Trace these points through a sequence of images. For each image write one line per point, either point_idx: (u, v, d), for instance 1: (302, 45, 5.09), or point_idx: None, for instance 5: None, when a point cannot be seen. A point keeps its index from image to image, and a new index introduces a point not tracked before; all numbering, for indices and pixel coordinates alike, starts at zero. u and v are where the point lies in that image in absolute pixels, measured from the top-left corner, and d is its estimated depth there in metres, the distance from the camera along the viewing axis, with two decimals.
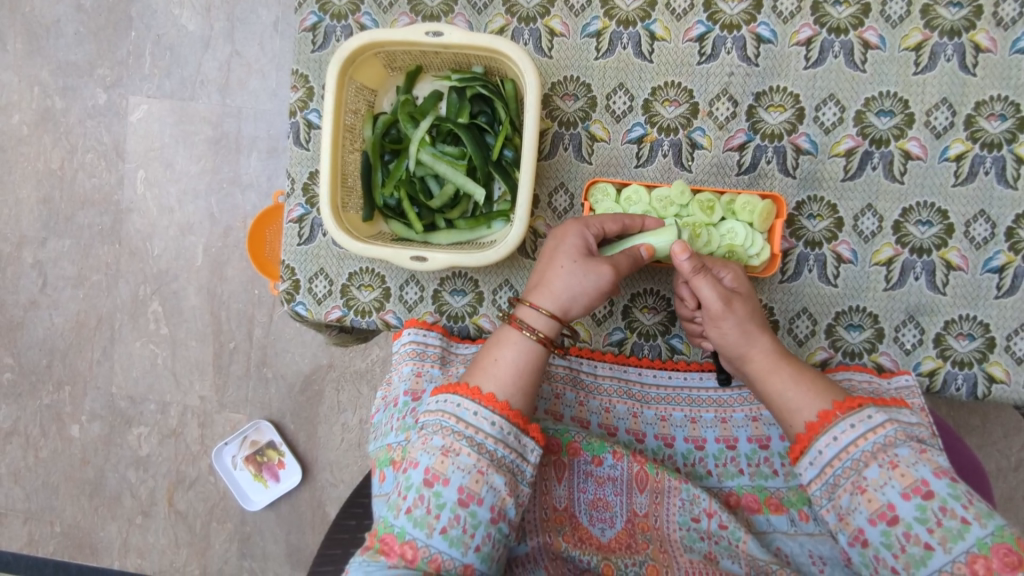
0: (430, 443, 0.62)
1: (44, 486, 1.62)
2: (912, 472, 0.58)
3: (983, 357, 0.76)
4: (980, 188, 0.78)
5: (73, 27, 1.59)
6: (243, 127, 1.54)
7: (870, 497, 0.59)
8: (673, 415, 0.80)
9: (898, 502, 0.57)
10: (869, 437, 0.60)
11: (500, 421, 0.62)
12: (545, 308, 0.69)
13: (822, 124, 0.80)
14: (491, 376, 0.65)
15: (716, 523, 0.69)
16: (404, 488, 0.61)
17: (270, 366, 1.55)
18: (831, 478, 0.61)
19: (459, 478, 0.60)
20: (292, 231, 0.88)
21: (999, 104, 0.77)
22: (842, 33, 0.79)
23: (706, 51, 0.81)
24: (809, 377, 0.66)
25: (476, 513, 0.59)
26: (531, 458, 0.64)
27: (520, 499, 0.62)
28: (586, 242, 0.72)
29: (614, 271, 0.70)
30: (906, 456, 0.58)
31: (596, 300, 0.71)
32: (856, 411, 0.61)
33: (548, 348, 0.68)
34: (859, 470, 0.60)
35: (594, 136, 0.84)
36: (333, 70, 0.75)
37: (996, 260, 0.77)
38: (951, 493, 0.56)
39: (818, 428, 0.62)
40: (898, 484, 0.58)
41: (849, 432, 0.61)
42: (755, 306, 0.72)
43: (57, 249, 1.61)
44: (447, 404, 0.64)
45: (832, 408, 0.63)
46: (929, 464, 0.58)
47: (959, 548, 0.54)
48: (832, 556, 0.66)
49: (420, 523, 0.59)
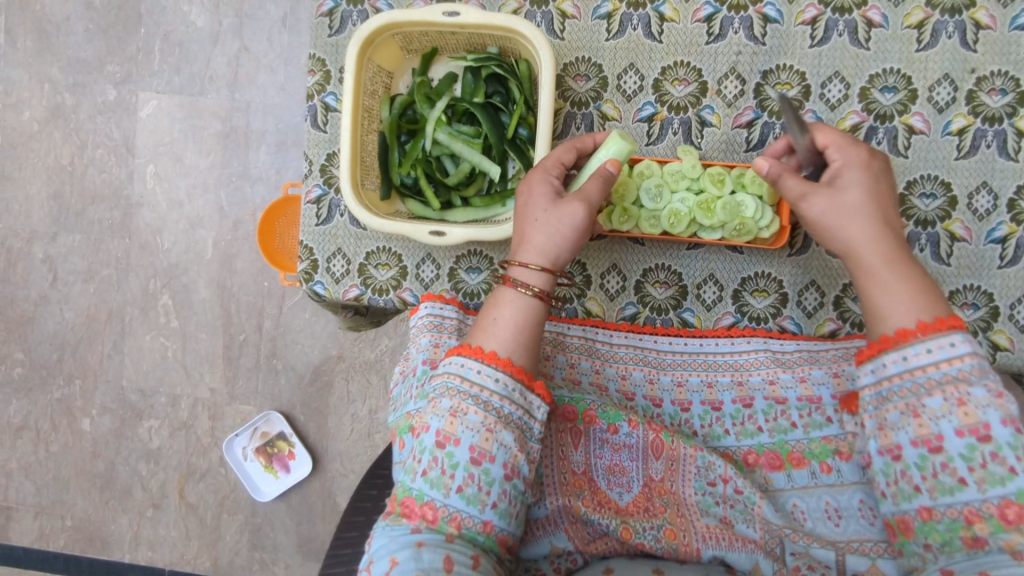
0: (439, 405, 0.63)
1: (55, 480, 1.64)
2: (977, 413, 0.56)
3: (987, 326, 0.79)
4: (982, 161, 0.80)
5: (82, 24, 1.61)
6: (252, 121, 1.56)
7: (922, 423, 0.58)
8: (690, 379, 0.82)
9: (948, 436, 0.56)
10: (945, 366, 0.58)
11: (504, 378, 0.64)
12: (533, 264, 0.69)
13: (827, 100, 0.82)
14: (491, 335, 0.66)
15: (731, 488, 0.70)
16: (418, 452, 0.63)
17: (281, 357, 1.57)
18: (886, 391, 0.61)
19: (469, 437, 0.61)
20: (309, 212, 0.90)
21: (1000, 79, 0.80)
22: (846, 12, 0.82)
23: (714, 31, 0.84)
24: (908, 280, 0.62)
25: (489, 470, 0.61)
26: (538, 415, 0.65)
27: (530, 455, 0.64)
28: (551, 188, 0.73)
29: (586, 206, 0.71)
30: (977, 397, 0.56)
31: (579, 238, 0.71)
32: (941, 335, 0.59)
33: (546, 302, 0.69)
34: (920, 394, 0.58)
35: (606, 115, 0.86)
36: (352, 51, 0.77)
37: (999, 231, 0.80)
38: (1011, 443, 0.55)
39: (892, 342, 0.60)
40: (956, 419, 0.56)
41: (923, 355, 0.59)
42: (879, 195, 0.67)
43: (68, 244, 1.63)
44: (452, 366, 0.65)
45: (914, 327, 0.60)
46: (1000, 410, 0.56)
47: (995, 491, 0.54)
48: (849, 506, 0.68)
49: (436, 483, 0.61)
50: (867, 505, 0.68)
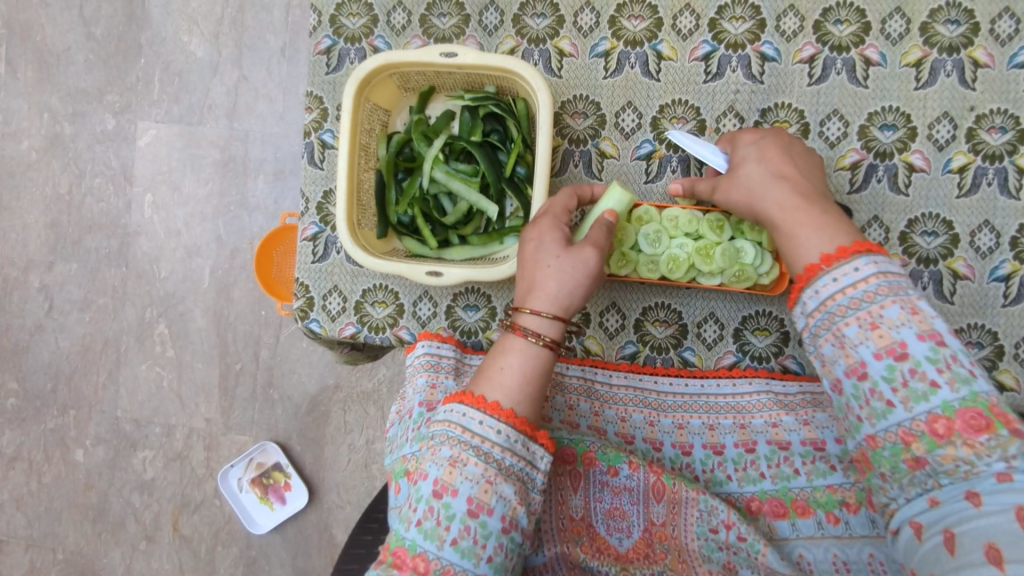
0: (438, 453, 0.61)
1: (47, 512, 1.61)
2: (891, 333, 0.52)
3: (992, 366, 0.78)
4: (983, 199, 0.79)
5: (83, 54, 1.61)
6: (251, 150, 1.56)
7: (846, 352, 0.54)
8: (691, 422, 0.81)
9: (869, 361, 0.53)
10: (851, 291, 0.55)
11: (505, 429, 0.62)
12: (546, 311, 0.68)
13: (827, 139, 0.82)
14: (497, 384, 0.65)
15: (736, 535, 0.69)
16: (415, 500, 0.61)
17: (277, 387, 1.55)
18: (813, 326, 0.58)
19: (467, 488, 0.59)
20: (305, 249, 0.90)
21: (1000, 117, 0.79)
22: (844, 51, 0.81)
23: (712, 69, 0.83)
24: (809, 220, 0.63)
25: (486, 523, 0.59)
26: (541, 465, 0.64)
27: (530, 506, 0.62)
28: (561, 233, 0.73)
29: (598, 253, 0.72)
30: (890, 317, 0.53)
31: (588, 287, 0.72)
32: (845, 262, 0.57)
33: (556, 351, 0.68)
34: (838, 322, 0.55)
35: (604, 153, 0.85)
36: (349, 91, 0.77)
37: (1002, 269, 0.79)
38: (930, 357, 0.51)
39: (804, 281, 0.59)
40: (872, 343, 0.53)
41: (831, 285, 0.57)
42: (771, 158, 0.70)
43: (64, 273, 1.62)
44: (453, 414, 0.63)
45: (819, 261, 0.59)
46: (915, 326, 0.52)
47: (921, 408, 0.50)
48: (857, 560, 0.66)
49: (430, 535, 0.59)
50: (876, 559, 0.66)
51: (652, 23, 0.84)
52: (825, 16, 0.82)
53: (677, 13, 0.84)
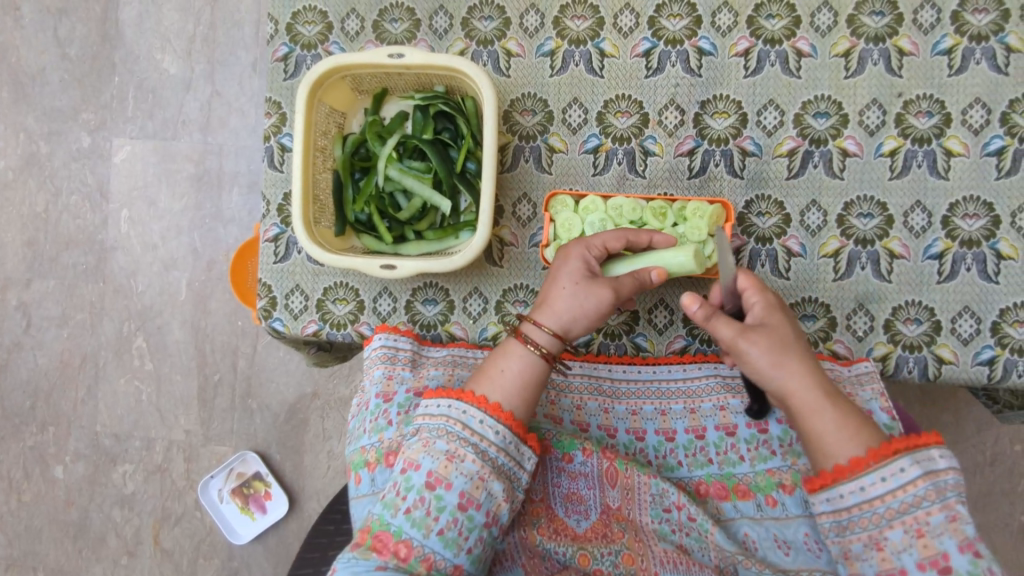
0: (433, 446, 0.65)
1: (27, 530, 1.61)
2: (935, 544, 0.60)
3: (931, 340, 0.81)
4: (914, 180, 0.83)
5: (58, 74, 1.64)
6: (224, 163, 1.58)
7: (885, 556, 0.62)
8: (644, 408, 0.83)
9: (912, 568, 0.61)
10: (898, 494, 0.62)
11: (503, 431, 0.67)
12: (547, 326, 0.72)
13: (764, 127, 0.85)
14: (496, 385, 0.69)
15: (685, 515, 0.72)
16: (403, 489, 0.64)
17: (256, 397, 1.56)
18: (846, 520, 0.64)
19: (461, 483, 0.64)
20: (267, 250, 0.92)
21: (925, 102, 0.83)
22: (777, 44, 0.85)
23: (652, 65, 0.87)
24: (846, 417, 0.66)
25: (473, 517, 0.63)
26: (527, 466, 0.68)
27: (514, 504, 0.67)
28: (587, 264, 0.75)
29: (614, 295, 0.73)
30: (934, 525, 0.60)
31: (595, 320, 0.74)
32: (890, 462, 0.62)
33: (548, 364, 0.71)
34: (882, 525, 0.63)
35: (553, 148, 0.89)
36: (302, 92, 0.80)
37: (935, 247, 0.82)
38: (971, 570, 0.59)
39: (847, 473, 0.64)
40: (917, 552, 0.61)
41: (878, 484, 0.62)
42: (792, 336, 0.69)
43: (42, 290, 1.64)
44: (452, 410, 0.67)
45: (864, 456, 0.63)
46: (955, 537, 0.60)
47: None
48: (795, 539, 0.71)
49: (418, 523, 0.63)
50: (811, 538, 0.71)
51: (594, 22, 0.88)
52: (757, 12, 0.86)
53: (618, 13, 0.88)
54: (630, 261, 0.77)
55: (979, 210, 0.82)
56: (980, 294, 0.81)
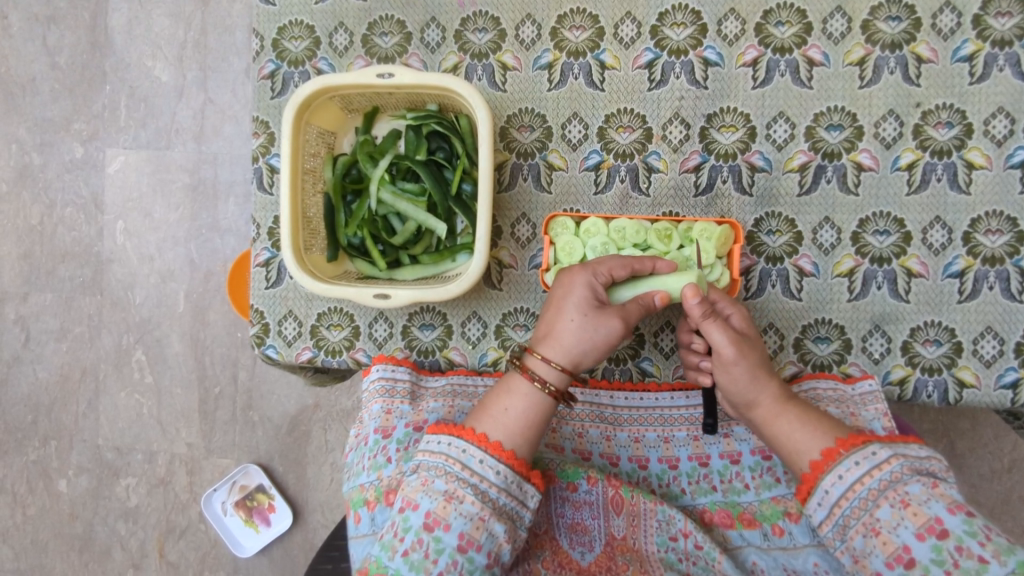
0: (432, 486, 0.61)
1: (33, 544, 1.60)
2: (924, 511, 0.56)
3: (951, 363, 0.77)
4: (934, 195, 0.79)
5: (48, 84, 1.61)
6: (219, 173, 1.55)
7: (885, 540, 0.58)
8: (646, 435, 0.80)
9: (913, 544, 0.56)
10: (874, 475, 0.60)
11: (504, 470, 0.62)
12: (556, 361, 0.68)
13: (774, 141, 0.81)
14: (498, 423, 0.65)
15: (692, 543, 0.68)
16: (401, 530, 0.60)
17: (257, 409, 1.54)
18: (841, 518, 0.61)
19: (460, 524, 0.59)
20: (259, 274, 0.89)
21: (945, 112, 0.78)
22: (787, 52, 0.81)
23: (655, 77, 0.83)
24: (814, 419, 0.67)
25: (474, 558, 0.59)
26: (531, 504, 0.63)
27: (516, 544, 0.62)
28: (593, 291, 0.71)
29: (624, 323, 0.69)
30: (916, 494, 0.57)
31: (604, 352, 0.70)
32: (860, 448, 0.61)
33: (557, 401, 0.67)
34: (870, 509, 0.59)
35: (552, 165, 0.85)
36: (288, 114, 0.76)
37: (956, 265, 0.78)
38: (967, 531, 0.54)
39: (822, 467, 0.62)
40: (911, 524, 0.56)
41: (854, 469, 0.61)
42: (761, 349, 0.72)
43: (39, 303, 1.61)
44: (451, 448, 0.63)
45: (835, 446, 0.63)
46: (942, 500, 0.56)
47: None
48: (804, 569, 0.67)
49: (416, 566, 0.58)
50: (821, 568, 0.67)
51: (593, 32, 0.84)
52: (766, 19, 0.81)
53: (619, 22, 0.83)
54: (633, 286, 0.74)
55: (1003, 226, 0.78)
56: (1003, 314, 0.77)
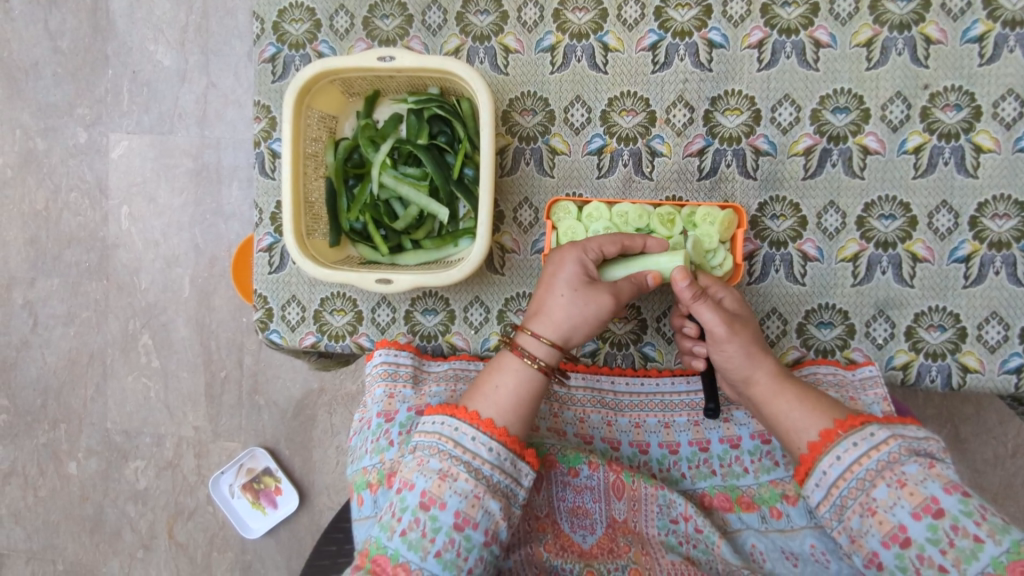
0: (427, 465, 0.61)
1: (45, 525, 1.63)
2: (921, 490, 0.56)
3: (955, 348, 0.77)
4: (941, 179, 0.78)
5: (51, 68, 1.60)
6: (223, 157, 1.55)
7: (881, 519, 0.58)
8: (647, 421, 0.80)
9: (909, 523, 0.56)
10: (872, 455, 0.60)
11: (497, 447, 0.62)
12: (546, 337, 0.68)
13: (779, 124, 0.80)
14: (490, 401, 0.65)
15: (693, 527, 0.69)
16: (399, 509, 0.60)
17: (262, 393, 1.55)
18: (839, 498, 0.61)
19: (455, 502, 0.59)
20: (261, 260, 0.89)
21: (954, 94, 0.77)
22: (793, 34, 0.80)
23: (659, 59, 0.82)
24: (811, 398, 0.66)
25: (471, 536, 0.59)
26: (525, 482, 0.64)
27: (513, 522, 0.62)
28: (584, 267, 0.71)
29: (614, 300, 0.70)
30: (913, 474, 0.58)
31: (594, 327, 0.70)
32: (858, 429, 0.61)
33: (549, 377, 0.68)
34: (867, 489, 0.59)
35: (554, 149, 0.84)
36: (289, 98, 0.76)
37: (962, 249, 0.78)
38: (963, 510, 0.54)
39: (820, 448, 0.62)
40: (907, 503, 0.56)
41: (852, 450, 0.61)
42: (756, 329, 0.72)
43: (46, 288, 1.62)
44: (445, 427, 0.63)
45: (834, 427, 0.63)
46: (938, 480, 0.56)
47: (974, 569, 0.52)
48: (801, 551, 0.68)
49: (414, 545, 0.58)
50: (818, 550, 0.67)
51: (597, 14, 0.83)
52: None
53: (622, 3, 0.82)
54: (627, 265, 0.74)
55: (1010, 210, 0.77)
56: (1008, 299, 0.77)
